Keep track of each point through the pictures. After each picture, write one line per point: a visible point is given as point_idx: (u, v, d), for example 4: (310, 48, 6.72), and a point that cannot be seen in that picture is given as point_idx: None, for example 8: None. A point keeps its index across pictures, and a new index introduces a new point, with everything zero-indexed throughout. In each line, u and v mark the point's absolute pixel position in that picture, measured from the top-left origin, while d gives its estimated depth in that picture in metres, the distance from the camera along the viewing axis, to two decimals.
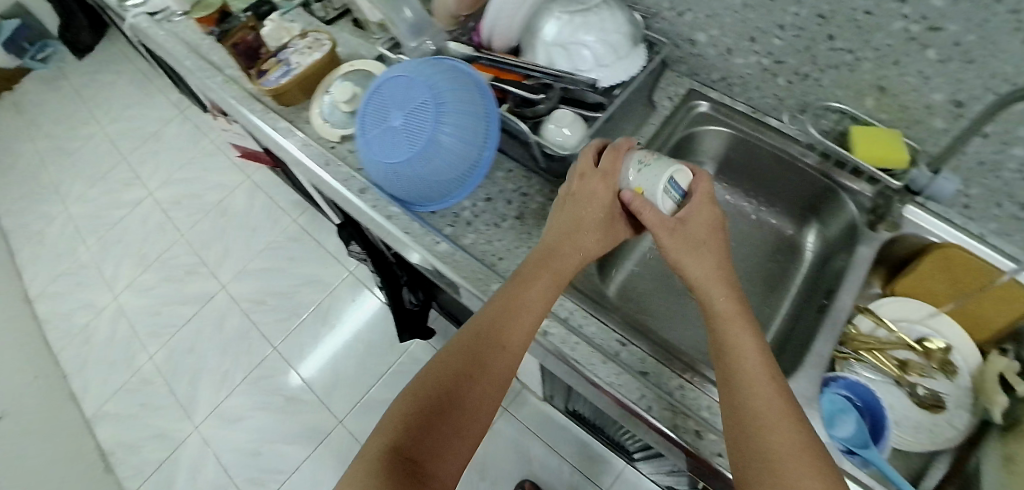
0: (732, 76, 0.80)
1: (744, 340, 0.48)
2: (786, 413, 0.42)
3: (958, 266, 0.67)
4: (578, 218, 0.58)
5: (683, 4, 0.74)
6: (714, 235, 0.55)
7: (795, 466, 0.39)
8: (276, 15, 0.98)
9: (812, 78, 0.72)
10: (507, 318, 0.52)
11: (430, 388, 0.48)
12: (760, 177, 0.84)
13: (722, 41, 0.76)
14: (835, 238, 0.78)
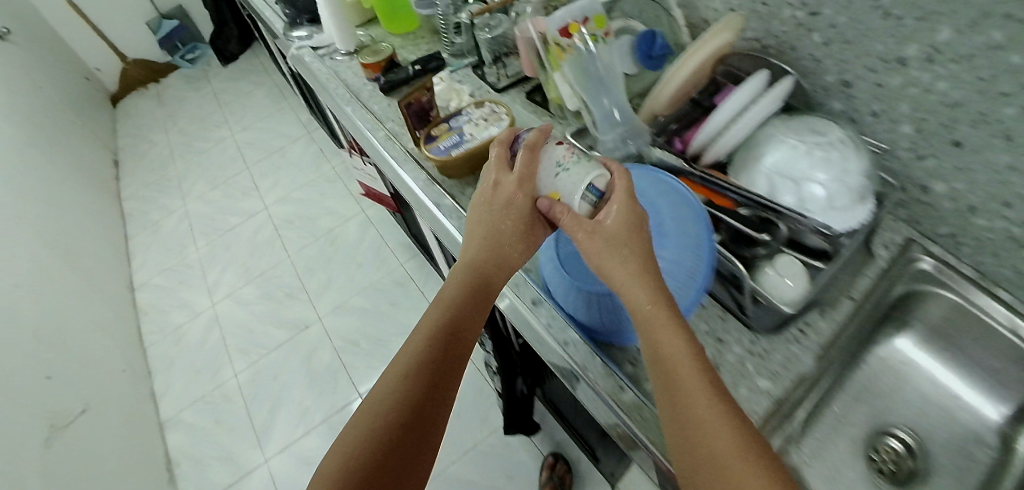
0: (966, 235, 0.68)
1: (676, 347, 0.48)
2: (714, 418, 0.43)
3: None
4: (495, 231, 0.62)
5: (925, 149, 0.65)
6: (638, 232, 0.55)
7: (740, 480, 0.39)
8: (446, 73, 1.00)
9: None
10: (450, 342, 0.58)
11: (387, 414, 0.53)
12: (975, 354, 0.69)
13: (965, 197, 0.65)
14: None
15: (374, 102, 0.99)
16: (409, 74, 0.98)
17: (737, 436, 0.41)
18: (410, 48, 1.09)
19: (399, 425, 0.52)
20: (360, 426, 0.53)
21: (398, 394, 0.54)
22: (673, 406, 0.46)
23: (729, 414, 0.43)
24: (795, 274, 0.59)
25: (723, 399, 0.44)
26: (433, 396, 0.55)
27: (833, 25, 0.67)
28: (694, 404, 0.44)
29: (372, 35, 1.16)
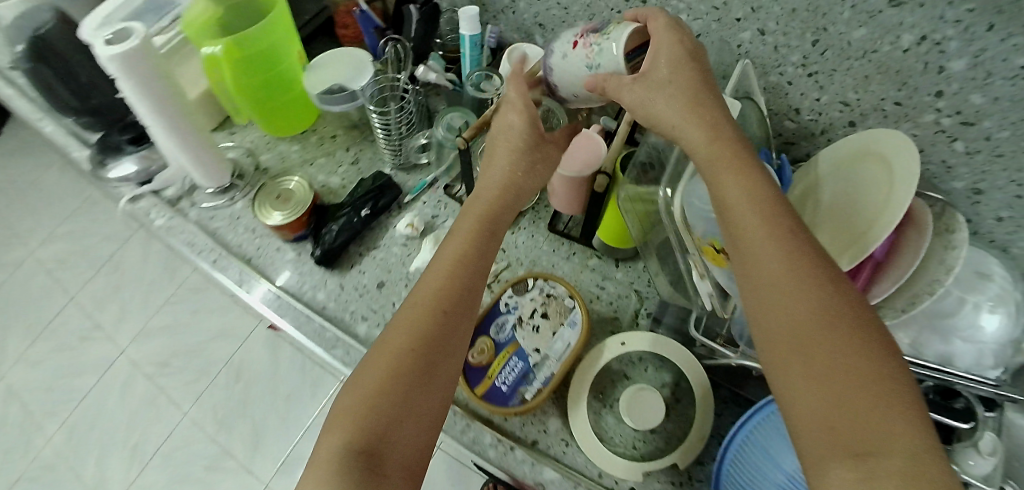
0: None
1: (747, 200, 0.38)
2: (828, 319, 0.32)
3: None
4: (512, 144, 0.49)
5: None
6: (697, 99, 0.43)
7: (872, 394, 0.30)
8: (413, 214, 0.68)
9: None
10: (437, 311, 0.41)
11: (390, 365, 0.38)
12: None
13: None
14: None
15: (322, 289, 0.64)
16: (357, 225, 0.65)
17: (862, 350, 0.31)
18: (323, 161, 0.74)
19: (399, 393, 0.37)
20: (354, 389, 0.38)
21: (363, 376, 0.38)
22: (758, 288, 0.35)
23: (850, 317, 0.33)
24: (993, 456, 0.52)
25: (849, 314, 0.33)
26: (432, 367, 0.39)
27: (985, 138, 0.52)
28: (788, 311, 0.34)
29: (254, 144, 0.76)
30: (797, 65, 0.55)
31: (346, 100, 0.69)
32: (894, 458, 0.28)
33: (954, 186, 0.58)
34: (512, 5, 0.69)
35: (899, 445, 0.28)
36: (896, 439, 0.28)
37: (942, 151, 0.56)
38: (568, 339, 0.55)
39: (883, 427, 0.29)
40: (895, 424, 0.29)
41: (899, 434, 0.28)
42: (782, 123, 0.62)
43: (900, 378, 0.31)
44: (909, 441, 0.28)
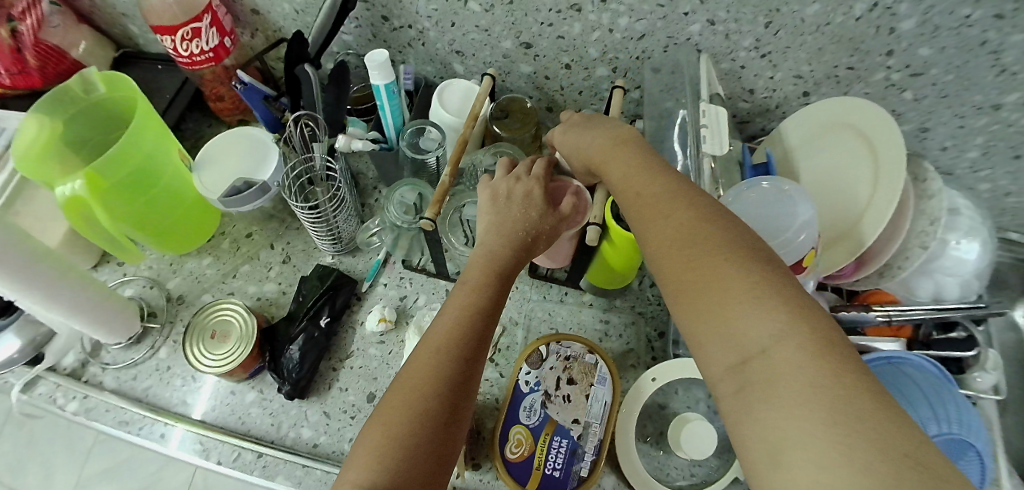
0: None
1: (616, 162, 0.40)
2: (701, 227, 0.32)
3: None
4: (524, 208, 0.45)
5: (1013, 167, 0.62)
6: (595, 123, 0.46)
7: (727, 292, 0.29)
8: (381, 305, 0.58)
9: None
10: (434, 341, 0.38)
11: (402, 404, 0.35)
12: None
13: None
14: None
15: (306, 425, 0.54)
16: (320, 339, 0.55)
17: (721, 255, 0.30)
18: (247, 269, 0.61)
19: (411, 412, 0.35)
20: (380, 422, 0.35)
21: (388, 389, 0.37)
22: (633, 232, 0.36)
23: (710, 225, 0.32)
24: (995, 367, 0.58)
25: (706, 226, 0.33)
26: (445, 378, 0.37)
27: (933, 84, 0.53)
28: (655, 240, 0.34)
29: (155, 270, 0.62)
30: (749, 49, 0.55)
31: (261, 194, 0.56)
32: (755, 348, 0.27)
33: (908, 127, 0.59)
34: (420, 36, 0.61)
35: (756, 335, 0.27)
36: (749, 329, 0.27)
37: (894, 99, 0.56)
38: (602, 398, 0.51)
39: (746, 321, 0.28)
40: (750, 314, 0.28)
41: (754, 320, 0.27)
42: (737, 105, 0.62)
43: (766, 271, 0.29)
44: (769, 327, 0.27)
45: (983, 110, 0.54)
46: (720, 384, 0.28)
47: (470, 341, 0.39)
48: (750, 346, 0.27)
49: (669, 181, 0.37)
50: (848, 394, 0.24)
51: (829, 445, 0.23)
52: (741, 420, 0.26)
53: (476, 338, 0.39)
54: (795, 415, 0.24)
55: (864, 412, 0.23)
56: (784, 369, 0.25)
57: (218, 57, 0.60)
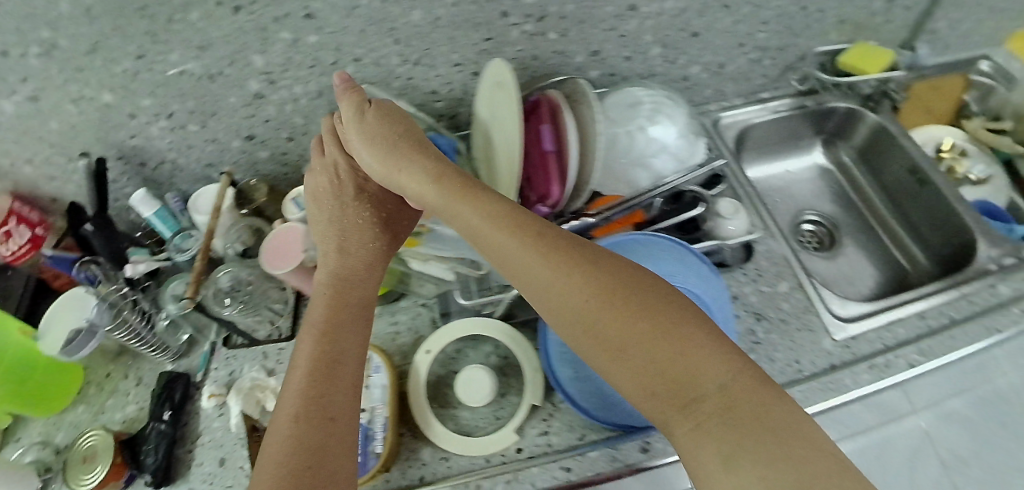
0: (724, 84, 0.83)
1: (482, 222, 0.45)
2: (601, 289, 0.39)
3: (922, 99, 0.93)
4: (351, 223, 0.58)
5: (677, 52, 0.76)
6: (422, 146, 0.53)
7: (672, 336, 0.37)
8: (210, 384, 0.69)
9: (789, 44, 0.81)
10: (324, 366, 0.49)
11: (304, 412, 0.46)
12: (778, 137, 0.91)
13: (713, 62, 0.79)
14: (862, 146, 0.89)
15: None
16: (168, 431, 0.65)
17: (639, 309, 0.38)
18: (111, 402, 0.72)
19: (310, 418, 0.45)
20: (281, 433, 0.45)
21: (283, 422, 0.46)
22: (542, 293, 0.42)
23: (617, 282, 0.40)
24: (735, 213, 0.67)
25: (630, 288, 0.40)
26: (321, 398, 0.47)
27: None
28: (569, 306, 0.40)
29: (40, 434, 0.72)
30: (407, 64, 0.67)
31: (89, 339, 0.67)
32: (709, 382, 0.35)
33: (569, 61, 0.73)
34: (175, 164, 0.73)
35: (703, 371, 0.35)
36: (698, 367, 0.35)
37: (542, 44, 0.69)
38: (379, 383, 0.61)
39: (694, 357, 0.36)
40: (692, 352, 0.36)
41: (692, 356, 0.36)
42: (435, 106, 0.72)
43: (670, 312, 0.38)
44: (709, 362, 0.36)
45: (625, 15, 0.69)
46: (676, 425, 0.36)
47: (350, 368, 0.50)
48: (694, 382, 0.35)
49: (568, 250, 0.42)
50: (761, 402, 0.34)
51: (762, 463, 0.31)
52: (702, 443, 0.34)
53: (351, 360, 0.51)
54: (744, 442, 0.32)
55: (784, 421, 0.33)
56: (722, 392, 0.34)
57: (37, 244, 0.70)
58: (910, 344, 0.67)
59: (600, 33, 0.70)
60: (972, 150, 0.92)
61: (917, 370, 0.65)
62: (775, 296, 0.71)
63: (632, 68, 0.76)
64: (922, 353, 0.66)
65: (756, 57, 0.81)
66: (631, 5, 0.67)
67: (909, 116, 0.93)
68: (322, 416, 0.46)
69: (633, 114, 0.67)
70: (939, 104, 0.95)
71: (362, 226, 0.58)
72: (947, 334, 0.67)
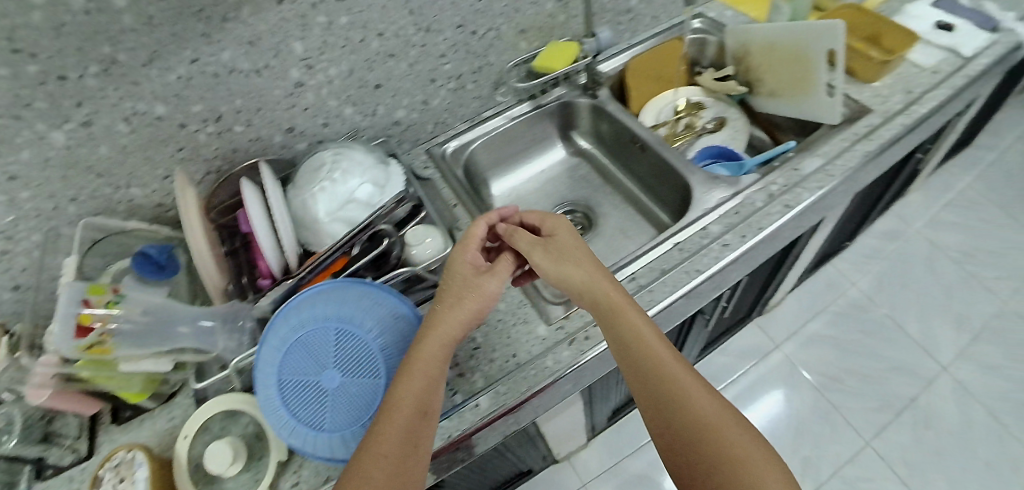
0: (441, 116, 0.90)
1: (648, 335, 0.56)
2: (721, 408, 0.51)
3: (647, 68, 0.96)
4: (474, 291, 0.60)
5: (373, 105, 0.82)
6: (567, 238, 0.64)
7: (743, 459, 0.47)
8: None
9: (483, 64, 0.87)
10: (398, 410, 0.52)
11: (395, 438, 0.50)
12: (517, 145, 0.95)
13: (416, 102, 0.85)
14: (592, 126, 0.96)
15: None
16: None
17: (753, 445, 0.48)
18: None
19: (396, 435, 0.50)
20: (367, 465, 0.48)
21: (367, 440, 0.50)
22: (665, 394, 0.53)
23: (740, 422, 0.50)
24: (428, 233, 0.69)
25: (732, 428, 0.50)
26: (412, 428, 0.51)
27: None
28: (699, 410, 0.51)
29: None
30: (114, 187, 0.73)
31: None
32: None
33: (272, 143, 0.80)
34: None
35: None
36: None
37: (236, 138, 0.77)
38: (143, 478, 0.62)
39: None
40: (763, 467, 0.47)
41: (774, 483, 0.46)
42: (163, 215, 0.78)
43: (745, 444, 0.48)
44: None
45: (297, 90, 0.76)
46: None
47: (430, 400, 0.53)
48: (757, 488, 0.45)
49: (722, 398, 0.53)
50: None
51: None
52: None
53: (422, 398, 0.53)
54: None
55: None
56: None
57: None
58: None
59: (284, 112, 0.77)
60: (706, 102, 0.99)
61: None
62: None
63: (338, 131, 0.83)
64: None
65: (456, 87, 0.87)
66: (296, 82, 0.75)
67: (641, 89, 0.99)
68: (414, 432, 0.51)
69: (315, 175, 0.71)
70: (670, 67, 0.99)
71: (479, 285, 0.60)
72: (645, 290, 0.70)
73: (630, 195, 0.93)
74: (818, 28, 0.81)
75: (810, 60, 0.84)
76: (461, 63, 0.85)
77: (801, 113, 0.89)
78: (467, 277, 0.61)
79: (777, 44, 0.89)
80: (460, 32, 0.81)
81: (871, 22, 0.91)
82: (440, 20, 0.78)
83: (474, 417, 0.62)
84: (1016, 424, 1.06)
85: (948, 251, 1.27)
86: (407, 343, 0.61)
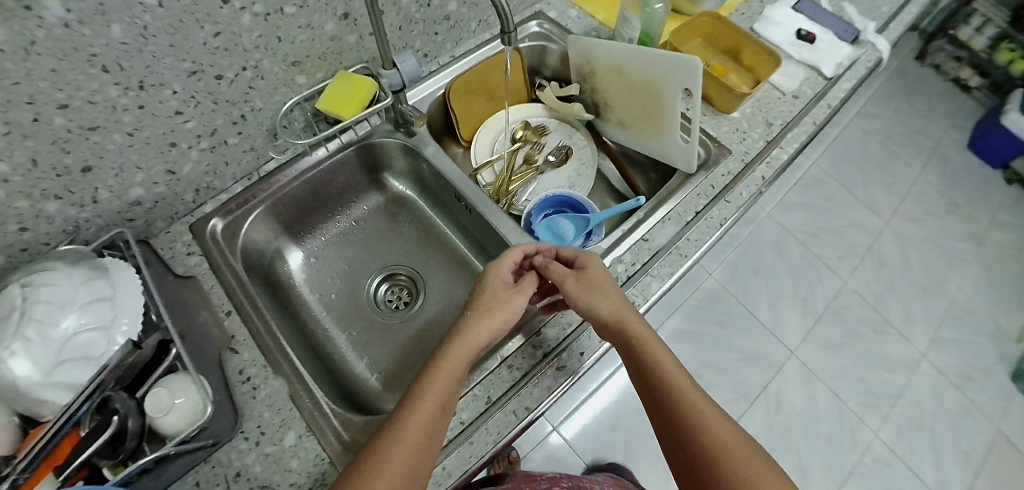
0: (202, 182, 0.68)
1: (671, 367, 0.54)
2: (740, 439, 0.49)
3: (471, 87, 0.81)
4: (508, 301, 0.58)
5: (85, 191, 0.59)
6: (600, 266, 0.60)
7: (743, 476, 0.46)
8: None
9: (250, 113, 0.65)
10: (413, 421, 0.49)
11: (405, 445, 0.47)
12: (317, 203, 0.77)
13: (156, 176, 0.63)
14: (408, 168, 0.80)
15: None
16: None
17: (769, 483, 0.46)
18: None
19: (406, 446, 0.47)
20: (375, 465, 0.46)
21: (362, 472, 0.46)
22: (680, 417, 0.51)
23: (761, 459, 0.48)
24: (180, 388, 0.53)
25: (749, 461, 0.47)
26: (423, 441, 0.48)
27: None
28: (716, 436, 0.49)
29: None
30: None
31: None
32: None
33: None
34: None
35: None
36: None
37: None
38: None
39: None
40: None
41: None
42: None
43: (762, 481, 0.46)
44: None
45: None
46: None
47: (432, 431, 0.49)
48: None
49: (741, 432, 0.50)
50: None
51: None
52: None
53: (439, 419, 0.50)
54: None
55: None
56: None
57: None
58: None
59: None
60: (551, 125, 0.88)
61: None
62: (281, 456, 0.56)
63: (50, 231, 0.59)
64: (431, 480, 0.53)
65: (213, 145, 0.65)
66: None
67: (469, 110, 0.84)
68: (427, 438, 0.48)
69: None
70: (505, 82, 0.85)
71: (502, 305, 0.57)
72: (461, 440, 0.55)
73: (456, 258, 0.80)
74: (677, 64, 0.66)
75: (663, 97, 0.71)
76: (211, 116, 0.62)
77: (649, 150, 0.78)
78: (498, 294, 0.58)
79: (629, 67, 0.73)
80: (197, 81, 0.57)
81: (731, 33, 0.79)
82: (158, 72, 0.55)
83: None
84: (852, 399, 1.17)
85: (797, 233, 1.33)
86: None
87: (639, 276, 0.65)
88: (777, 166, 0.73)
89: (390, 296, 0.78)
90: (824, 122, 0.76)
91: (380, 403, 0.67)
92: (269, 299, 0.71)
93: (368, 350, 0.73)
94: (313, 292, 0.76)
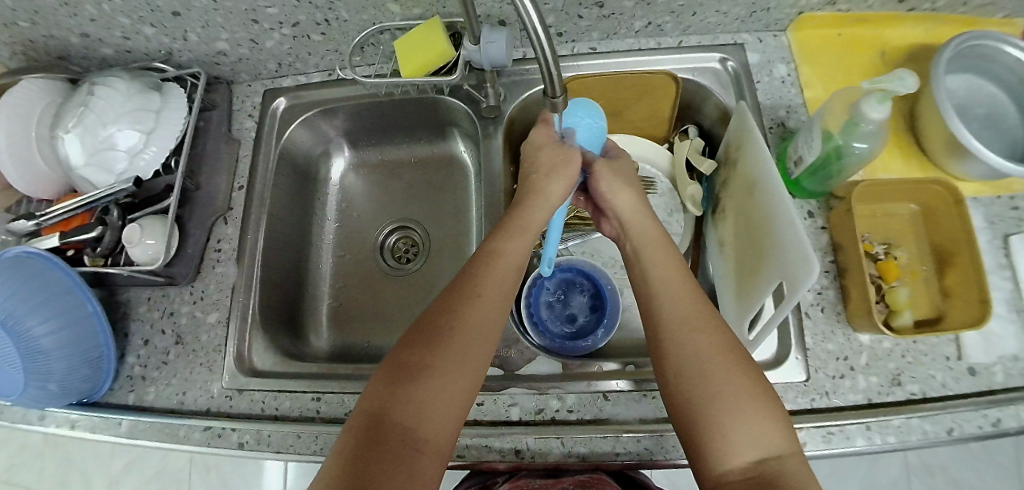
0: (284, 59, 0.67)
1: (675, 281, 0.49)
2: (732, 357, 0.43)
3: (588, 93, 0.64)
4: (565, 170, 0.53)
5: (175, 29, 0.61)
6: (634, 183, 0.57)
7: (723, 398, 0.41)
8: None
9: (331, 19, 0.60)
10: (459, 306, 0.45)
11: (455, 332, 0.44)
12: (384, 123, 0.72)
13: (240, 39, 0.63)
14: (473, 140, 0.70)
15: None
16: None
17: (759, 394, 0.42)
18: None
19: (461, 331, 0.44)
20: (417, 345, 0.44)
21: (414, 351, 0.43)
22: (670, 330, 0.46)
23: (752, 372, 0.43)
24: (154, 232, 0.59)
25: (738, 372, 0.43)
26: (478, 323, 0.45)
27: None
28: (703, 348, 0.44)
29: None
30: None
31: None
32: (734, 459, 0.40)
33: (70, 44, 0.63)
34: None
35: (775, 444, 0.40)
36: (768, 435, 0.40)
37: (24, 31, 0.60)
38: None
39: (752, 430, 0.40)
40: (756, 415, 0.41)
41: (769, 430, 0.40)
42: None
43: (750, 387, 0.42)
44: (759, 432, 0.40)
45: None
46: (734, 461, 0.40)
47: (490, 314, 0.46)
48: (750, 432, 0.40)
49: (735, 346, 0.44)
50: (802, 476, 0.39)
51: None
52: (729, 451, 0.40)
53: (494, 305, 0.46)
54: None
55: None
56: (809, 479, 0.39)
57: None
58: (256, 423, 0.56)
59: (68, 20, 0.59)
60: (660, 184, 0.68)
61: (243, 453, 0.56)
62: (198, 327, 0.62)
63: (149, 48, 0.64)
64: (257, 438, 0.56)
65: (295, 34, 0.62)
66: None
67: None
68: (487, 319, 0.46)
69: (67, 112, 0.59)
70: (636, 102, 0.65)
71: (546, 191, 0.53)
72: (293, 430, 0.55)
73: (463, 252, 0.71)
74: (794, 249, 0.44)
75: (762, 265, 0.50)
76: (292, 9, 0.58)
77: (722, 300, 0.58)
78: (541, 177, 0.53)
79: (759, 198, 0.51)
80: None
81: (955, 235, 0.54)
82: None
83: (109, 432, 0.59)
84: None
85: (914, 457, 0.91)
86: (81, 349, 0.57)
87: (555, 431, 0.52)
88: (843, 446, 0.51)
89: (398, 245, 0.74)
90: (964, 440, 0.52)
91: (315, 333, 0.69)
92: (291, 188, 0.70)
93: (344, 286, 0.72)
94: (342, 201, 0.76)
